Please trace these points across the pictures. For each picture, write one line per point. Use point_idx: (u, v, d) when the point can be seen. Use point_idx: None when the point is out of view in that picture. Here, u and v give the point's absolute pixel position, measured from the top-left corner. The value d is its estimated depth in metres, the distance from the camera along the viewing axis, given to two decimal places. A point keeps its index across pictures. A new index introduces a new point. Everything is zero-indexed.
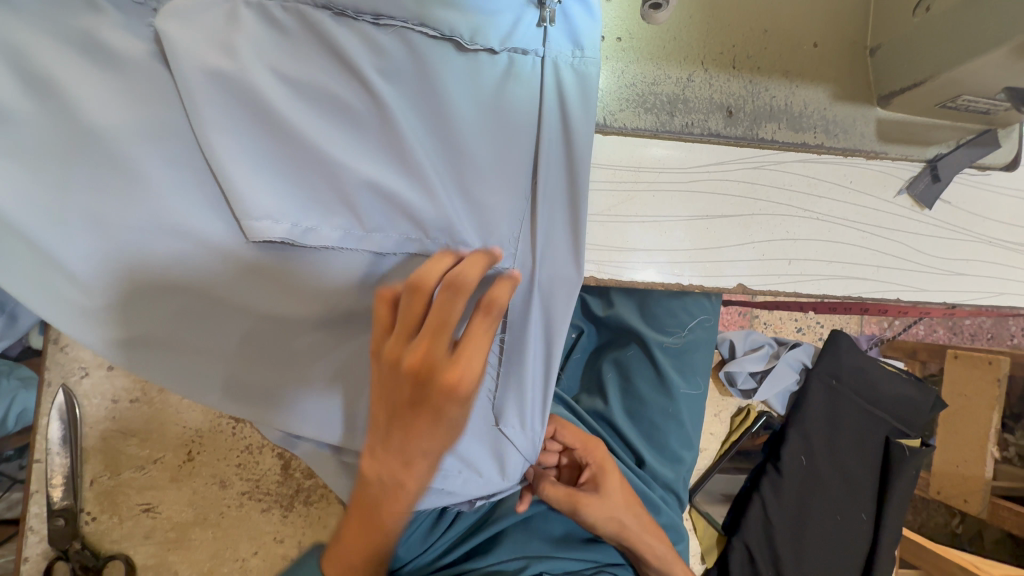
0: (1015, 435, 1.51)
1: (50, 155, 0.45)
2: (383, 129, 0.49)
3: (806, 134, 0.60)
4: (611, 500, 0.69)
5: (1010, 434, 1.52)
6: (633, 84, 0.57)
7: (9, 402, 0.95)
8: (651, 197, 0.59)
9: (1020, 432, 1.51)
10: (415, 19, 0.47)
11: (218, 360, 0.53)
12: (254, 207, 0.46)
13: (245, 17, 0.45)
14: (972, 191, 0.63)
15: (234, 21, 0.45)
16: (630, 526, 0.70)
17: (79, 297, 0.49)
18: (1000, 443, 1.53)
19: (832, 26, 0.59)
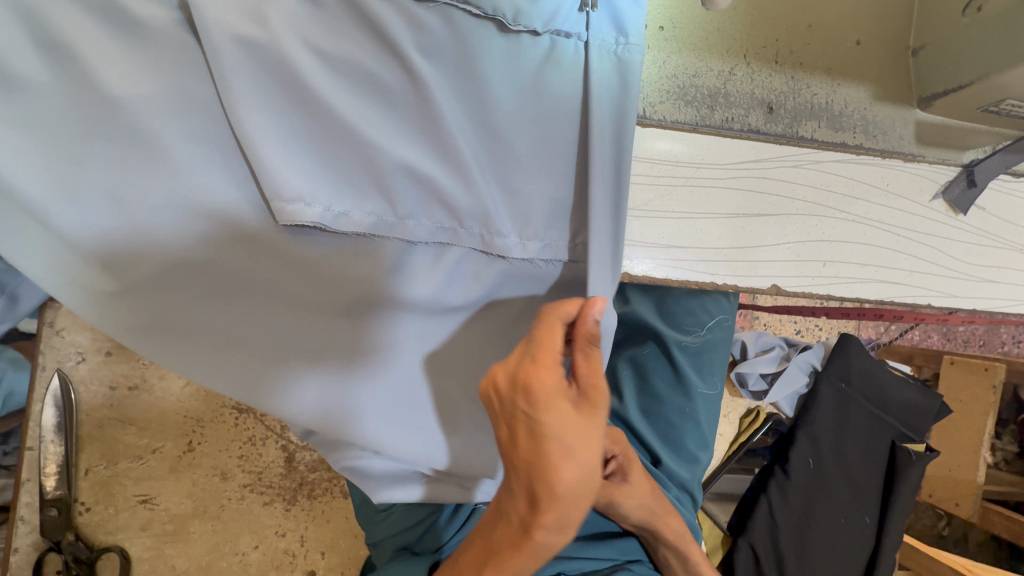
0: (1003, 440, 1.54)
1: (67, 124, 0.42)
2: (420, 111, 0.46)
3: (845, 134, 0.58)
4: (638, 488, 0.68)
5: (998, 440, 1.55)
6: (674, 75, 0.55)
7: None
8: (688, 192, 0.57)
9: (1008, 437, 1.54)
10: None
11: (224, 344, 0.50)
12: (285, 189, 0.44)
13: None
14: (1006, 198, 0.62)
15: None
16: (657, 510, 0.70)
17: (95, 279, 0.47)
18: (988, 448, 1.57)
19: (875, 23, 0.58)
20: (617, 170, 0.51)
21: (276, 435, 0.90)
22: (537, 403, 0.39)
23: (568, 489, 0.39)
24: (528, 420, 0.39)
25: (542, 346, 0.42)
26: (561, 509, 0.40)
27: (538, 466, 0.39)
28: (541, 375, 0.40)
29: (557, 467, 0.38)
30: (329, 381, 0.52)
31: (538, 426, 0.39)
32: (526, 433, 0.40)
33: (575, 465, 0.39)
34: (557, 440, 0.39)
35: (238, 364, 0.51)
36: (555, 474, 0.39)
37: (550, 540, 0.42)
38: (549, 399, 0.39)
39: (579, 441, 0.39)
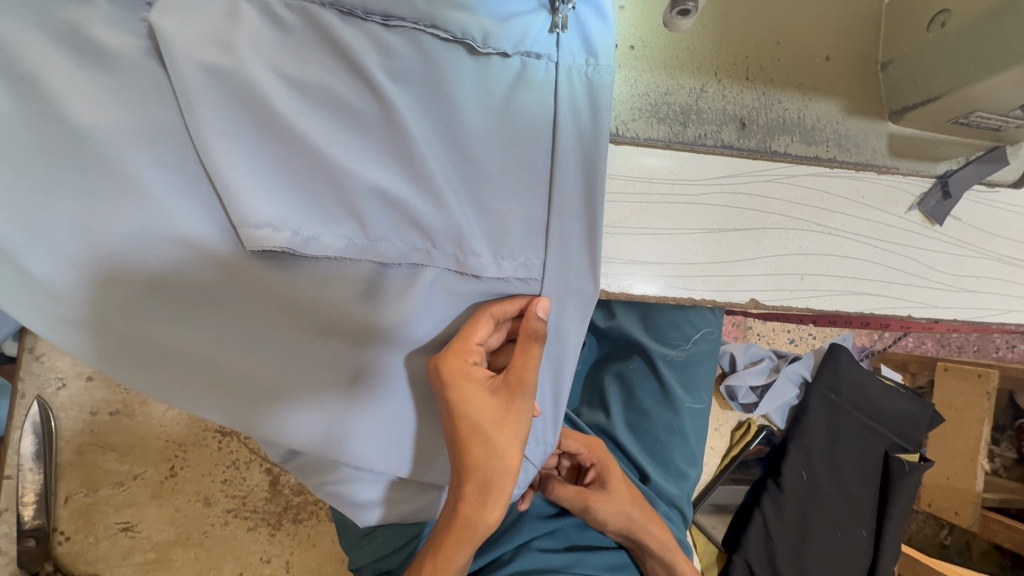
0: (1001, 446, 1.54)
1: (32, 153, 0.42)
2: (389, 134, 0.46)
3: (818, 147, 0.59)
4: (618, 495, 0.68)
5: (996, 446, 1.54)
6: (646, 93, 0.55)
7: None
8: (664, 208, 0.57)
9: (1006, 443, 1.53)
10: (426, 20, 0.45)
11: (189, 360, 0.49)
12: (252, 215, 0.44)
13: (245, 13, 0.43)
14: (983, 208, 0.63)
15: (233, 17, 0.42)
16: (637, 518, 0.68)
17: (60, 307, 0.46)
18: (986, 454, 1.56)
19: (842, 39, 0.59)
20: (591, 190, 0.52)
21: (260, 457, 0.89)
22: (449, 389, 0.48)
23: (475, 462, 0.49)
24: (443, 400, 0.48)
25: (464, 339, 0.49)
26: (475, 479, 0.49)
27: (452, 439, 0.49)
28: (455, 364, 0.48)
29: (468, 443, 0.48)
30: (317, 404, 0.51)
31: (451, 408, 0.48)
32: (444, 413, 0.49)
33: (482, 445, 0.49)
34: (466, 419, 0.48)
35: (223, 389, 0.50)
36: (465, 447, 0.48)
37: (471, 513, 0.50)
38: (458, 384, 0.48)
39: (486, 423, 0.48)
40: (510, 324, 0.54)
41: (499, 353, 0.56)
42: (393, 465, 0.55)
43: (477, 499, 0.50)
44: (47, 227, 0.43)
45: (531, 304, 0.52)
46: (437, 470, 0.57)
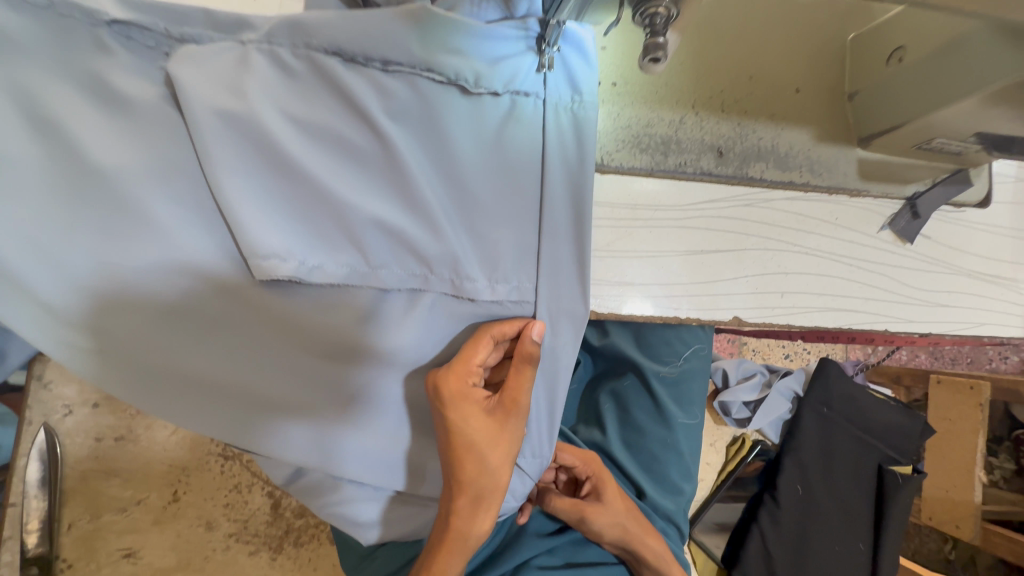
0: (1000, 458, 1.55)
1: (57, 191, 0.45)
2: (388, 169, 0.50)
3: (792, 173, 0.62)
4: (612, 508, 0.69)
5: (995, 458, 1.55)
6: (628, 126, 0.59)
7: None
8: (649, 231, 0.60)
9: (1004, 454, 1.54)
10: (422, 64, 0.49)
11: (194, 379, 0.51)
12: (262, 246, 0.47)
13: (256, 62, 0.47)
14: (952, 227, 0.66)
15: (245, 65, 0.47)
16: (632, 528, 0.70)
17: (78, 335, 0.49)
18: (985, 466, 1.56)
19: (810, 72, 0.63)
20: (579, 217, 0.55)
21: (262, 481, 0.90)
22: (448, 409, 0.50)
23: (469, 477, 0.52)
24: (441, 417, 0.51)
25: (464, 359, 0.52)
26: (467, 493, 0.52)
27: (449, 455, 0.51)
28: (454, 385, 0.51)
29: (463, 458, 0.51)
30: (319, 422, 0.54)
31: (449, 425, 0.51)
32: (442, 429, 0.51)
33: (476, 462, 0.51)
34: (463, 438, 0.51)
35: (228, 409, 0.52)
36: (460, 463, 0.51)
37: (463, 524, 0.53)
38: (456, 403, 0.50)
39: (481, 441, 0.51)
40: (508, 343, 0.56)
41: (496, 369, 0.58)
42: (393, 482, 0.57)
43: (469, 512, 0.53)
44: (68, 260, 0.46)
45: (527, 325, 0.54)
46: (435, 486, 0.59)
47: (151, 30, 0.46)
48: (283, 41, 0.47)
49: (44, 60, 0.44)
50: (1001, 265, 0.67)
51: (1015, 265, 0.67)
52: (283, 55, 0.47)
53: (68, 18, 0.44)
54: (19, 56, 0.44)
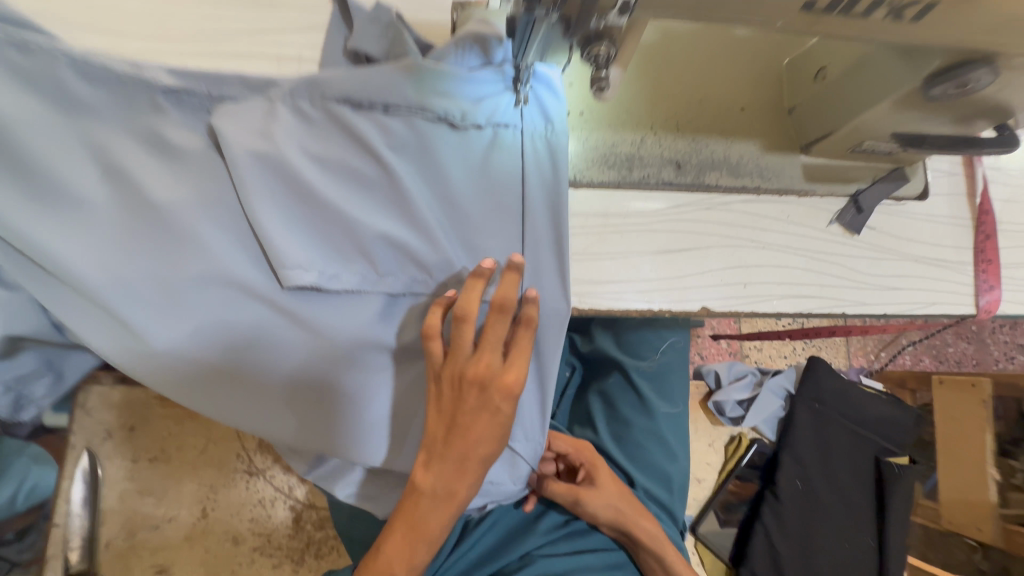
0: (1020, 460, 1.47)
1: (120, 224, 0.55)
2: (390, 191, 0.59)
3: (744, 179, 0.71)
4: (605, 491, 0.75)
5: (1015, 460, 1.47)
6: (596, 147, 0.69)
7: (16, 484, 1.00)
8: (621, 236, 0.69)
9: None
10: (417, 105, 0.60)
11: (217, 373, 0.59)
12: (289, 260, 0.56)
13: (282, 113, 0.58)
14: (894, 218, 0.74)
15: (273, 115, 0.57)
16: (626, 511, 0.75)
17: (130, 346, 0.57)
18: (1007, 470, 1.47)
19: (753, 94, 0.73)
20: (556, 223, 0.63)
21: (284, 496, 0.95)
22: (493, 390, 0.56)
23: (487, 454, 0.57)
24: (484, 399, 0.56)
25: (492, 338, 0.56)
26: (487, 462, 0.58)
27: (477, 436, 0.56)
28: (513, 376, 0.56)
29: (501, 433, 0.57)
30: (334, 411, 0.61)
31: (495, 405, 0.56)
32: (483, 410, 0.56)
33: (499, 440, 0.57)
34: (503, 413, 0.57)
35: (252, 402, 0.60)
36: (491, 439, 0.57)
37: (468, 491, 0.58)
38: (500, 383, 0.56)
39: (509, 422, 0.58)
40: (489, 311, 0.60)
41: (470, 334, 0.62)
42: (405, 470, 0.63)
43: (474, 486, 0.57)
44: (123, 277, 0.55)
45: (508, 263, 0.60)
46: None
47: (197, 92, 0.56)
48: (303, 94, 0.58)
49: (115, 121, 0.55)
50: (945, 250, 0.74)
51: (960, 249, 0.74)
52: (303, 107, 0.58)
53: (132, 86, 0.55)
54: (96, 120, 0.55)
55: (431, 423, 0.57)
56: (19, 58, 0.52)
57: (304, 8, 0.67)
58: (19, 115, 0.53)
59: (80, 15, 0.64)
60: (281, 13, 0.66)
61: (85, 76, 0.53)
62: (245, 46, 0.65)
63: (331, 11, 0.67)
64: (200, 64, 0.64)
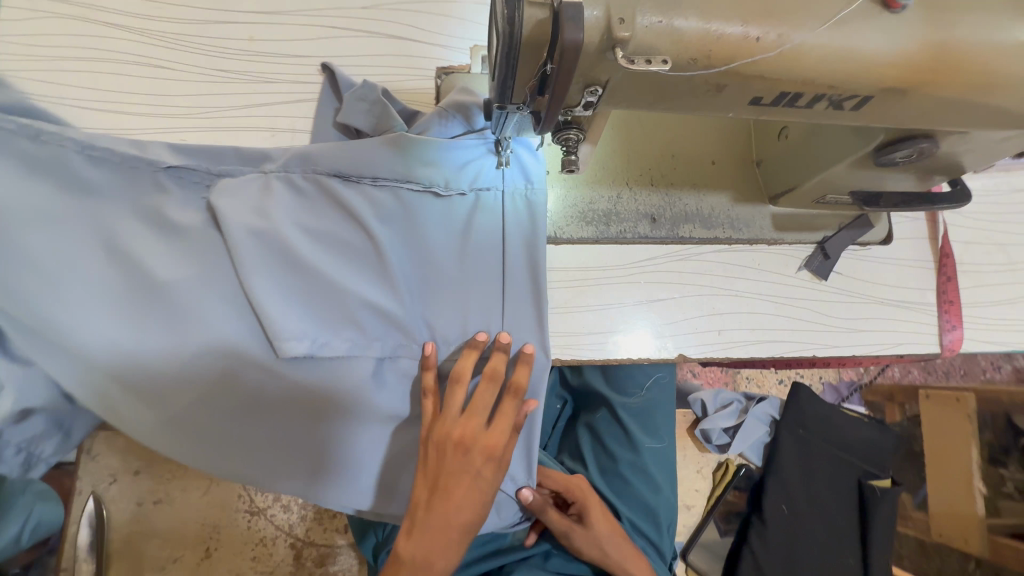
0: (1010, 469, 1.48)
1: (125, 299, 0.59)
2: (378, 260, 0.63)
3: (716, 230, 0.75)
4: (596, 531, 0.79)
5: (1005, 469, 1.48)
6: (574, 205, 0.73)
7: (24, 519, 0.89)
8: (599, 287, 0.73)
9: (1013, 465, 1.48)
10: (403, 177, 0.63)
11: (213, 434, 0.62)
12: (284, 331, 0.60)
13: (276, 188, 0.61)
14: (859, 262, 0.78)
15: (267, 191, 0.61)
16: (614, 553, 0.79)
17: (134, 413, 0.60)
18: (997, 479, 1.49)
19: (723, 149, 0.77)
20: (536, 280, 0.67)
21: (285, 533, 0.98)
22: (474, 454, 0.59)
23: (466, 521, 0.58)
24: (465, 463, 0.59)
25: (477, 405, 0.61)
26: (467, 530, 0.59)
27: (459, 500, 0.58)
28: (495, 439, 0.60)
29: (481, 498, 0.60)
30: (329, 468, 0.64)
31: (476, 470, 0.59)
32: (464, 475, 0.59)
33: (480, 506, 0.60)
34: (484, 478, 0.60)
35: (247, 461, 0.63)
36: (472, 505, 0.59)
37: (446, 562, 0.58)
38: (482, 447, 0.60)
39: (491, 488, 0.61)
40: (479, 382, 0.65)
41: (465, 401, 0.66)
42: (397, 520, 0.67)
43: (451, 557, 0.58)
44: (127, 351, 0.59)
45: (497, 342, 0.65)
46: None
47: (196, 170, 0.60)
48: (296, 168, 0.62)
49: (120, 201, 0.59)
50: (909, 292, 0.78)
51: (923, 290, 0.78)
52: (296, 181, 0.62)
53: (136, 168, 0.59)
54: (102, 202, 0.59)
55: (417, 486, 0.60)
56: (32, 148, 0.57)
57: (295, 80, 0.71)
58: (30, 201, 0.57)
59: (83, 93, 0.67)
60: (273, 85, 0.70)
61: (94, 160, 0.58)
62: (241, 119, 0.69)
63: (319, 83, 0.71)
64: (199, 138, 0.68)
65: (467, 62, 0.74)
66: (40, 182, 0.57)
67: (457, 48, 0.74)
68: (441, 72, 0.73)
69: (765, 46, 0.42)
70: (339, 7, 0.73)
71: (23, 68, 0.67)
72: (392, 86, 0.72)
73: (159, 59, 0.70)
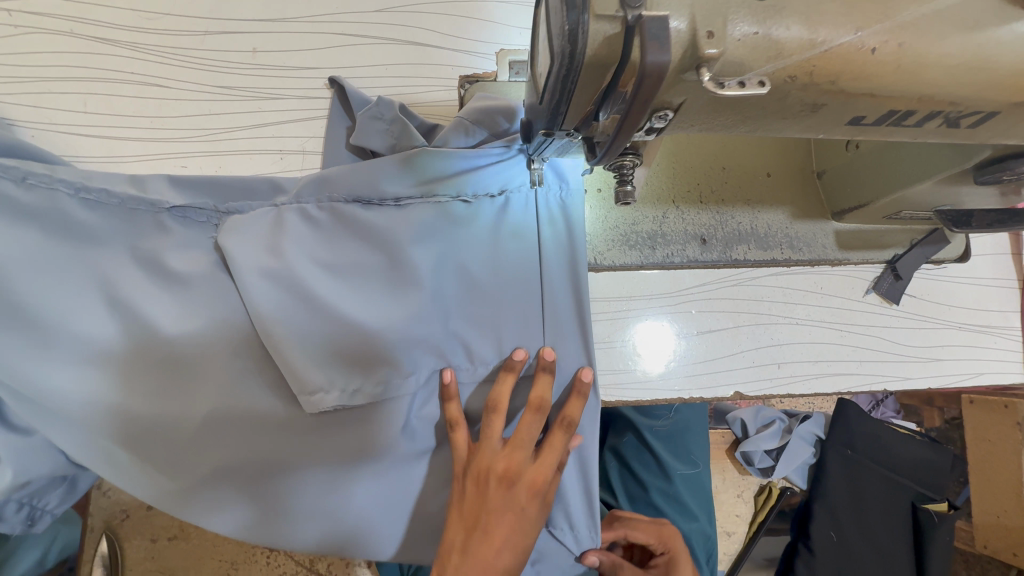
0: None
1: (131, 362, 0.54)
2: (402, 292, 0.55)
3: (773, 251, 0.67)
4: None
5: None
6: (616, 226, 0.65)
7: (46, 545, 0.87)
8: (644, 317, 0.65)
9: None
10: (427, 193, 0.56)
11: (227, 483, 0.57)
12: (309, 382, 0.53)
13: (288, 220, 0.55)
14: (933, 283, 0.70)
15: (279, 226, 0.55)
16: None
17: (141, 466, 0.56)
18: None
19: (778, 158, 0.69)
20: (581, 312, 0.59)
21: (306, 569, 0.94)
22: (519, 491, 0.51)
23: (507, 569, 0.50)
24: (507, 501, 0.51)
25: (522, 435, 0.53)
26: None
27: (501, 541, 0.50)
28: (541, 474, 0.52)
29: (523, 540, 0.51)
30: (359, 524, 0.57)
31: (519, 508, 0.51)
32: (505, 514, 0.50)
33: (521, 549, 0.51)
34: (528, 516, 0.52)
35: (263, 515, 0.57)
36: (513, 549, 0.50)
37: None
38: (527, 483, 0.52)
39: (533, 528, 0.52)
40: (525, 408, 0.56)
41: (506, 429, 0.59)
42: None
43: None
44: (138, 408, 0.54)
45: (540, 361, 0.57)
46: None
47: (203, 209, 0.55)
48: (311, 199, 0.56)
49: (123, 245, 0.54)
50: (987, 314, 0.70)
51: (1007, 313, 0.71)
52: (311, 213, 0.56)
53: (137, 210, 0.54)
54: (104, 246, 0.54)
55: (451, 528, 0.52)
56: (21, 195, 0.52)
57: (303, 96, 0.64)
58: (17, 253, 0.52)
59: (67, 117, 0.61)
60: (280, 103, 0.64)
61: (88, 204, 0.53)
62: (245, 141, 0.63)
63: (329, 98, 0.64)
64: (200, 164, 0.62)
65: (494, 68, 0.67)
66: (34, 228, 0.53)
67: (482, 54, 0.67)
68: (465, 80, 0.64)
69: (881, 59, 0.35)
70: (351, 11, 0.65)
71: (6, 94, 0.60)
72: (411, 99, 0.65)
73: (153, 76, 0.63)
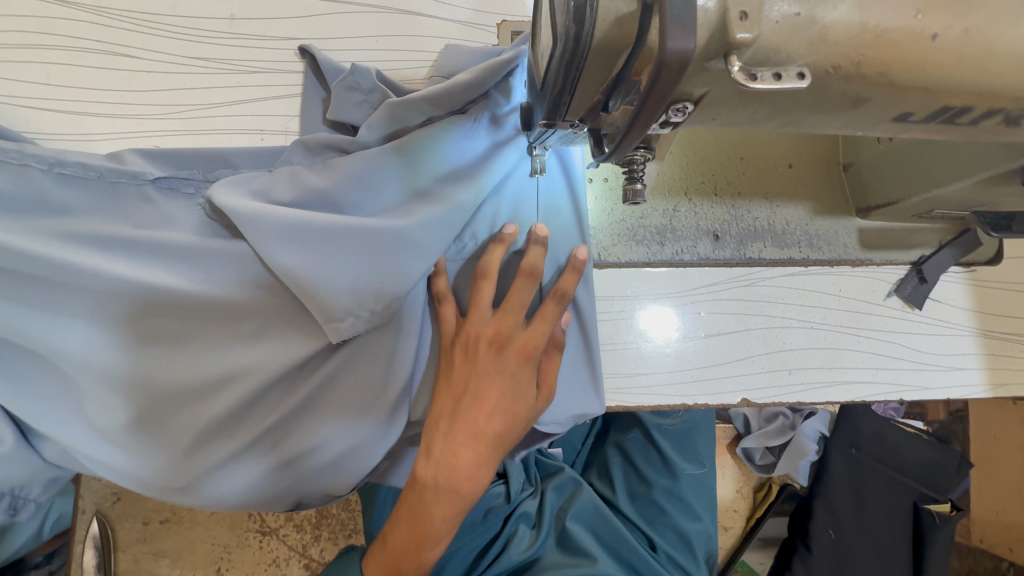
0: None
1: (110, 339, 0.50)
2: (411, 213, 0.50)
3: (791, 249, 0.63)
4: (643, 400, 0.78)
5: None
6: (623, 220, 0.61)
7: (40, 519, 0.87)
8: (648, 313, 0.62)
9: None
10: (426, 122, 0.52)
11: (213, 433, 0.51)
12: (334, 306, 0.47)
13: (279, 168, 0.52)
14: (960, 286, 0.65)
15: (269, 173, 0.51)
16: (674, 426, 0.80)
17: (118, 423, 0.52)
18: None
19: (802, 149, 0.64)
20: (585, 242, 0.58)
21: (298, 554, 0.93)
22: (509, 354, 0.50)
23: (500, 434, 0.48)
24: (499, 366, 0.49)
25: (511, 300, 0.51)
26: (501, 441, 0.49)
27: (492, 406, 0.49)
28: (533, 339, 0.51)
29: (516, 404, 0.49)
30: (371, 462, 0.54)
31: (510, 372, 0.49)
32: (496, 376, 0.49)
33: (516, 416, 0.49)
34: (520, 379, 0.50)
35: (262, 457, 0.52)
36: (504, 411, 0.49)
37: (474, 482, 0.48)
38: (518, 346, 0.50)
39: (528, 396, 0.50)
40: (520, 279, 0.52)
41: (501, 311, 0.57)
42: None
43: (485, 473, 0.48)
44: (115, 364, 0.50)
45: (531, 236, 0.54)
46: None
47: (191, 179, 0.53)
48: (301, 161, 0.52)
49: (92, 223, 0.50)
50: (1015, 321, 0.66)
51: None
52: (299, 170, 0.51)
53: (119, 183, 0.51)
54: (84, 219, 0.50)
55: (441, 396, 0.50)
56: None
57: (285, 69, 0.59)
58: None
59: (29, 89, 0.56)
60: (258, 76, 0.58)
61: (63, 180, 0.50)
62: (222, 119, 0.58)
63: (306, 70, 0.59)
64: (174, 143, 0.57)
65: (494, 42, 0.61)
66: None
67: (482, 26, 0.61)
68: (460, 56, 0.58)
69: (940, 47, 0.30)
70: None
71: None
72: (402, 74, 0.60)
73: (120, 45, 0.58)
